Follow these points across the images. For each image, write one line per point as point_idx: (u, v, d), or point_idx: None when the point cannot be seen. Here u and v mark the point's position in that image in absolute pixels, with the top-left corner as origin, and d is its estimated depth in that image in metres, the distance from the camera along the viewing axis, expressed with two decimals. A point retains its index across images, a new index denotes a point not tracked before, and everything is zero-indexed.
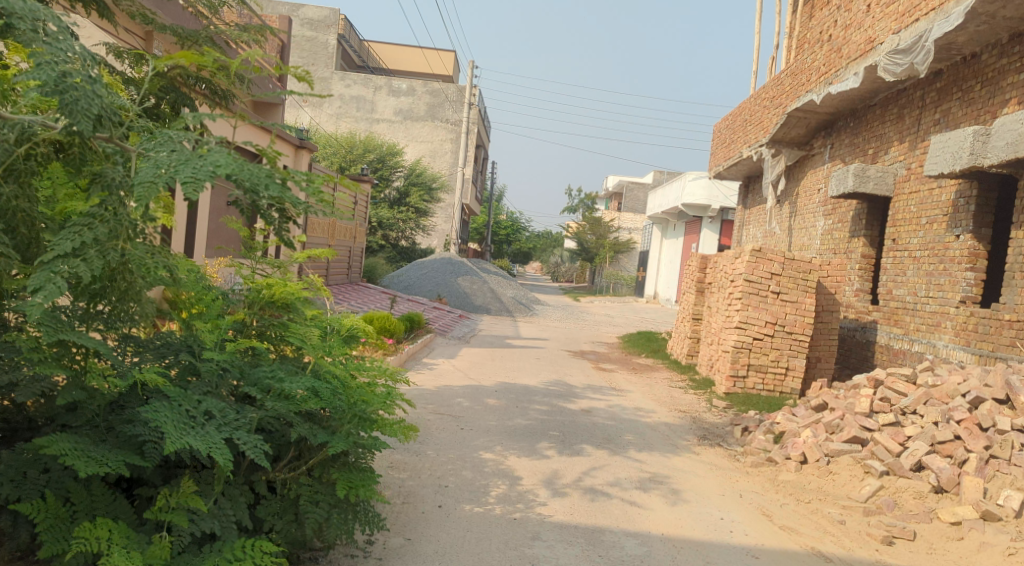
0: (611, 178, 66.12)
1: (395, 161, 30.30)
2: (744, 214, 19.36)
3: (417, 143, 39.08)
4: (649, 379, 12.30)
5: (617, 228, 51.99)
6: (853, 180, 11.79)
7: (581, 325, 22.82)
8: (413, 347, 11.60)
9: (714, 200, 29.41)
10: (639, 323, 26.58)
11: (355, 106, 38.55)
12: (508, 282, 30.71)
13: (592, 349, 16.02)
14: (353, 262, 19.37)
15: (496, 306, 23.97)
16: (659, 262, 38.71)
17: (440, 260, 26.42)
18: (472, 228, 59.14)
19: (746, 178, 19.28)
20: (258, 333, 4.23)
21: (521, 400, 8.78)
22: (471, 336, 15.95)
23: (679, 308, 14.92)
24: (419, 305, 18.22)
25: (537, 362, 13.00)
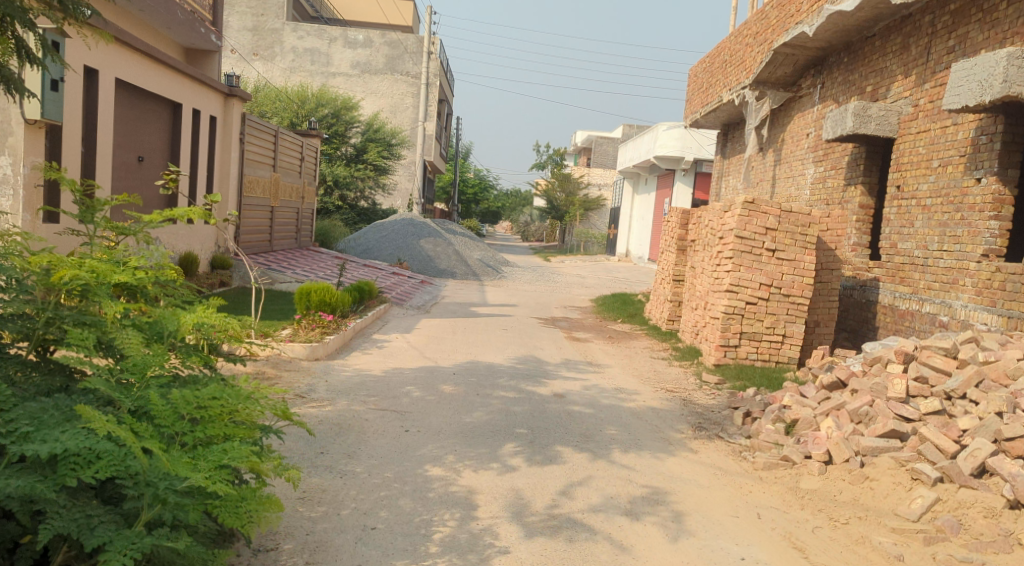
0: (580, 132, 64.41)
1: (350, 116, 28.73)
2: (723, 165, 18.08)
3: (376, 97, 37.14)
4: (627, 349, 11.09)
5: (587, 184, 50.57)
6: (853, 120, 10.51)
7: (552, 288, 21.56)
8: (361, 322, 10.26)
9: (688, 151, 28.10)
10: (612, 282, 25.36)
11: (309, 59, 36.48)
12: (475, 243, 29.30)
13: (563, 315, 14.77)
14: (302, 225, 17.90)
15: (461, 269, 22.61)
16: (630, 218, 37.44)
17: (400, 220, 24.88)
18: (438, 187, 57.39)
19: (726, 126, 17.95)
20: (57, 334, 3.77)
21: (482, 385, 7.49)
22: (432, 304, 14.61)
23: (658, 268, 13.68)
24: (375, 271, 16.83)
25: (503, 333, 11.71)
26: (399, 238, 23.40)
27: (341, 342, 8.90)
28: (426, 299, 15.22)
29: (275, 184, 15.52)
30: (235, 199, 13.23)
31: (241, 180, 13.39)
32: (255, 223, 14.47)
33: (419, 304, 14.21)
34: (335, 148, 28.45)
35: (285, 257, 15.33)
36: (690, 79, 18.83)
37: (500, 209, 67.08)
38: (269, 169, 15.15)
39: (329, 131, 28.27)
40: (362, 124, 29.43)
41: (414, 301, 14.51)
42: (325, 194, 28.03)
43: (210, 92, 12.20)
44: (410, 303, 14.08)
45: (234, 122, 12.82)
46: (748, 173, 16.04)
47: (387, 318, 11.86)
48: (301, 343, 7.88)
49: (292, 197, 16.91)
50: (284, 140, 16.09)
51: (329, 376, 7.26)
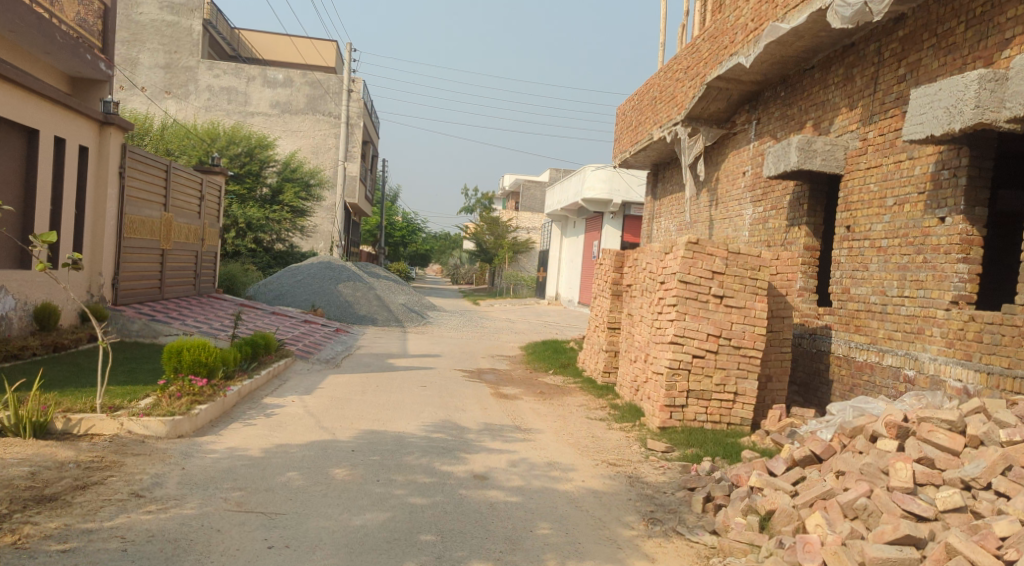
0: (508, 175, 63.73)
1: (266, 154, 27.17)
2: (655, 206, 17.11)
3: (299, 137, 35.66)
4: (559, 407, 9.84)
5: (516, 227, 49.65)
6: (797, 155, 9.39)
7: (478, 335, 20.21)
8: (250, 382, 8.82)
9: (616, 194, 27.41)
10: (543, 329, 24.16)
11: (226, 98, 34.82)
12: (398, 287, 27.85)
13: (489, 367, 13.43)
14: (201, 270, 16.23)
15: (381, 315, 21.11)
16: (559, 262, 36.49)
17: (317, 263, 23.28)
18: (364, 230, 55.67)
19: (657, 165, 17.02)
20: None
21: (382, 466, 6.11)
22: (342, 357, 13.11)
23: (592, 314, 12.55)
24: (282, 320, 15.28)
25: (418, 391, 10.30)
26: (315, 283, 21.81)
27: (218, 411, 7.44)
28: (337, 350, 13.74)
29: (167, 224, 13.93)
30: (113, 239, 11.74)
31: (120, 219, 11.90)
32: (142, 268, 12.85)
33: (328, 356, 12.75)
34: (258, 185, 27.07)
35: (177, 306, 13.69)
36: (619, 117, 17.95)
37: (429, 252, 65.59)
38: (159, 207, 13.58)
39: (241, 170, 26.62)
40: (278, 164, 27.88)
41: (324, 352, 13.05)
42: (237, 236, 26.27)
43: (81, 119, 10.81)
44: (318, 355, 12.62)
45: (110, 154, 11.41)
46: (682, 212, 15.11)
47: (285, 377, 10.37)
48: (160, 418, 6.42)
49: (189, 239, 15.28)
50: (178, 177, 14.55)
51: (190, 463, 5.79)
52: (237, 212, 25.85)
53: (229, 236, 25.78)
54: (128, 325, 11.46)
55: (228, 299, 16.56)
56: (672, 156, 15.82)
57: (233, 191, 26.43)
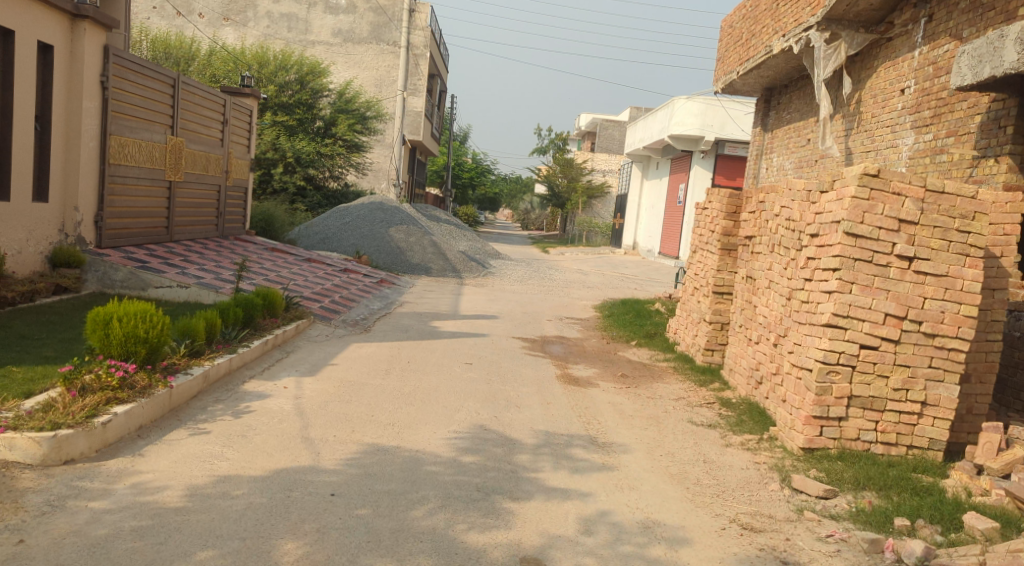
0: (584, 115, 60.24)
1: (318, 82, 24.93)
2: (766, 139, 14.10)
3: (360, 69, 32.74)
4: (650, 402, 7.26)
5: (592, 169, 46.57)
6: (1017, 50, 6.34)
7: (546, 290, 17.67)
8: (228, 361, 6.50)
9: (708, 131, 24.27)
10: (620, 283, 21.44)
11: (286, 26, 32.48)
12: (461, 233, 25.54)
13: (556, 335, 10.91)
14: (224, 208, 14.05)
15: (438, 265, 18.81)
16: (638, 207, 33.44)
17: (368, 204, 21.00)
18: (431, 170, 53.36)
19: (771, 88, 13.96)
20: None
21: (367, 537, 3.71)
22: (375, 317, 10.74)
23: (689, 273, 9.84)
24: (311, 273, 12.97)
25: (461, 370, 7.88)
26: (365, 227, 19.58)
27: (155, 412, 5.13)
28: (370, 309, 11.31)
29: (178, 150, 11.85)
30: (93, 163, 9.70)
31: (103, 139, 9.83)
32: (138, 200, 10.80)
33: (353, 317, 10.29)
34: (310, 117, 24.90)
35: (186, 250, 11.49)
36: (725, 31, 14.88)
37: (500, 195, 62.97)
38: (166, 129, 11.50)
39: (291, 99, 24.54)
40: (332, 94, 25.71)
41: (350, 312, 10.62)
42: (286, 172, 24.13)
43: (42, 10, 8.74)
44: (342, 315, 10.20)
45: (84, 59, 9.38)
46: (805, 147, 12.05)
47: (290, 348, 8.02)
48: (34, 434, 4.18)
49: (208, 171, 13.14)
50: (195, 97, 12.45)
51: (45, 533, 3.51)
52: (286, 146, 23.71)
53: (278, 172, 23.65)
54: (110, 274, 9.36)
55: (257, 245, 14.33)
56: (793, 78, 12.77)
57: (283, 124, 24.31)
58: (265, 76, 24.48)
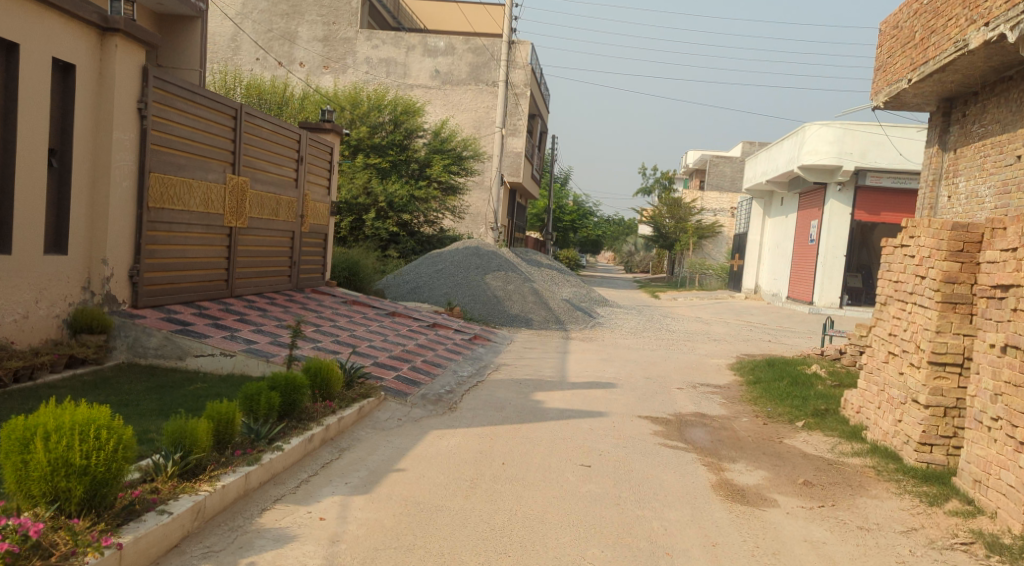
0: (690, 152, 57.54)
1: (413, 123, 23.49)
2: (947, 161, 12.28)
3: (460, 112, 31.31)
4: (867, 541, 4.80)
5: (702, 208, 43.84)
6: None
7: (666, 345, 15.27)
8: (242, 479, 4.42)
9: (846, 160, 22.45)
10: (748, 335, 18.77)
11: (385, 71, 31.42)
12: (564, 278, 23.50)
13: (694, 412, 8.55)
14: (298, 257, 12.31)
15: (539, 315, 16.83)
16: (759, 247, 30.62)
17: (463, 249, 19.22)
18: (531, 213, 51.57)
19: (951, 99, 12.14)
20: None
21: None
22: (463, 389, 8.68)
23: (891, 333, 7.35)
24: (394, 331, 11.12)
25: (577, 475, 5.64)
26: (458, 274, 17.80)
27: None
28: (460, 376, 9.30)
29: (241, 191, 10.00)
30: (128, 207, 7.84)
31: (142, 177, 7.96)
32: (186, 251, 8.90)
33: (439, 390, 8.25)
34: (404, 159, 23.43)
35: (250, 306, 9.81)
36: (889, 33, 12.57)
37: (602, 237, 60.75)
38: (227, 167, 9.61)
39: (384, 141, 23.15)
40: (428, 134, 24.26)
41: (435, 382, 8.61)
42: (378, 218, 22.65)
43: (60, 19, 6.95)
44: (424, 387, 8.20)
45: (116, 81, 7.52)
46: (1011, 164, 10.30)
47: (347, 441, 5.95)
48: None
49: (277, 216, 11.34)
50: (262, 130, 10.67)
51: None
52: (378, 190, 22.25)
53: (369, 219, 22.17)
54: (142, 340, 7.52)
55: (338, 299, 12.64)
56: (1006, 65, 10.25)
57: (377, 166, 22.91)
58: (359, 118, 23.22)
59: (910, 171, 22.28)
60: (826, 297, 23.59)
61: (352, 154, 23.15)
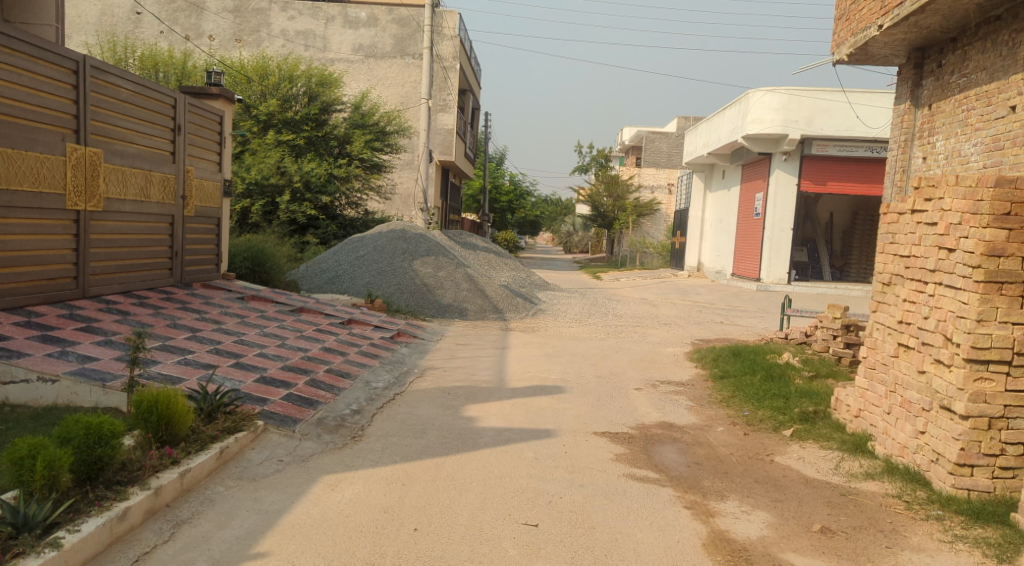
0: (626, 129, 56.21)
1: (330, 95, 21.60)
2: (920, 119, 11.23)
3: (386, 88, 29.06)
4: None
5: (639, 185, 42.59)
6: None
7: (614, 333, 13.82)
8: None
9: (791, 127, 21.30)
10: (698, 316, 17.49)
11: (303, 43, 28.99)
12: (501, 261, 21.90)
13: (659, 423, 7.05)
14: (181, 245, 10.31)
15: (474, 304, 15.20)
16: (701, 223, 29.53)
17: (389, 232, 17.29)
18: (466, 195, 49.55)
19: (925, 48, 10.99)
20: None
21: None
22: (373, 406, 6.98)
23: (907, 320, 5.93)
24: (296, 331, 9.31)
25: (520, 547, 4.00)
26: (383, 261, 15.95)
27: None
28: (372, 391, 7.52)
29: (92, 165, 8.01)
30: None
31: None
32: (7, 241, 6.91)
33: (341, 414, 6.46)
34: (323, 135, 21.46)
35: (106, 308, 7.84)
36: None
37: (540, 218, 59.34)
38: (67, 134, 7.61)
39: (298, 115, 21.09)
40: (348, 107, 22.33)
41: (337, 402, 6.79)
42: (293, 201, 20.48)
43: None
44: (321, 410, 6.41)
45: None
46: (1003, 116, 9.21)
47: (190, 507, 4.16)
48: None
49: (148, 197, 9.33)
50: (121, 92, 8.65)
51: None
52: (293, 169, 20.16)
53: (284, 202, 20.01)
54: None
55: (232, 295, 10.73)
56: (995, 3, 9.17)
57: (290, 143, 20.83)
58: (269, 91, 21.09)
59: (857, 136, 21.28)
60: (773, 273, 22.38)
61: (262, 130, 20.99)
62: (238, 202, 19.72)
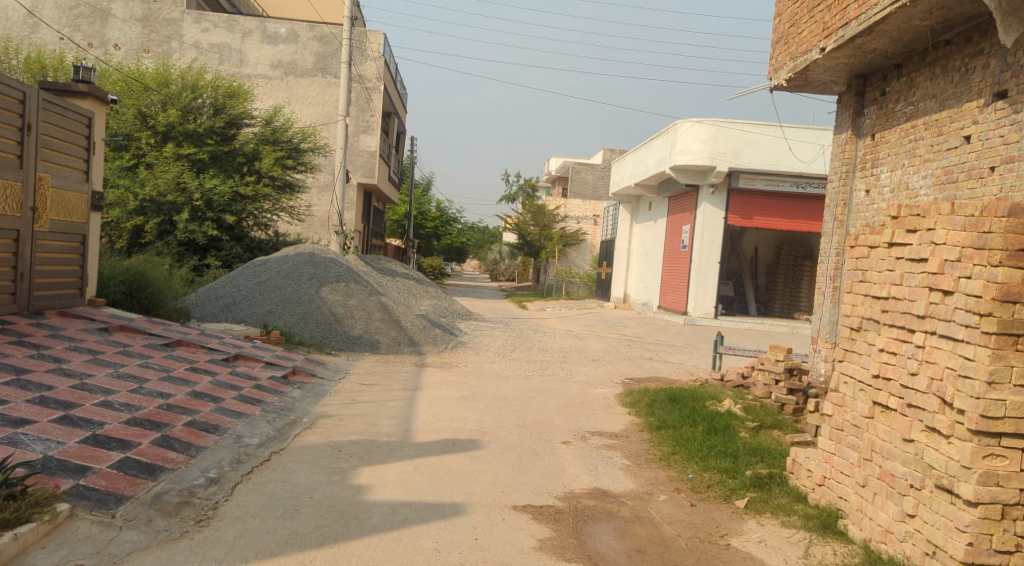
0: (554, 159, 55.58)
1: (238, 108, 20.06)
2: (862, 149, 9.89)
3: (305, 107, 27.12)
4: None
5: (565, 215, 41.86)
6: None
7: (539, 371, 12.69)
8: None
9: (718, 160, 20.53)
10: (627, 351, 16.55)
11: (216, 58, 26.71)
12: (421, 289, 20.59)
13: (589, 491, 5.94)
14: (32, 264, 8.98)
15: (388, 336, 13.83)
16: (629, 253, 28.85)
17: (295, 255, 15.72)
18: (390, 220, 47.89)
19: (867, 74, 9.79)
20: None
21: None
22: (238, 473, 5.67)
23: (884, 374, 4.93)
24: (163, 372, 7.85)
25: None
26: (287, 286, 14.42)
27: None
28: (240, 450, 6.16)
29: None
30: None
31: None
32: None
33: (190, 485, 5.17)
34: (228, 151, 19.89)
35: None
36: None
37: (465, 244, 58.16)
38: None
39: (201, 128, 19.44)
40: (258, 122, 20.78)
41: (188, 468, 5.47)
42: (194, 218, 18.77)
43: None
44: (164, 482, 5.12)
45: None
46: (956, 146, 8.07)
47: None
48: None
49: None
50: None
51: None
52: (195, 185, 18.47)
53: (182, 220, 18.27)
54: None
55: (91, 326, 9.16)
56: (946, 23, 8.03)
57: (191, 158, 19.13)
58: (170, 101, 19.36)
59: (783, 170, 20.68)
60: (700, 307, 21.68)
61: (159, 142, 19.25)
62: (130, 219, 18.08)
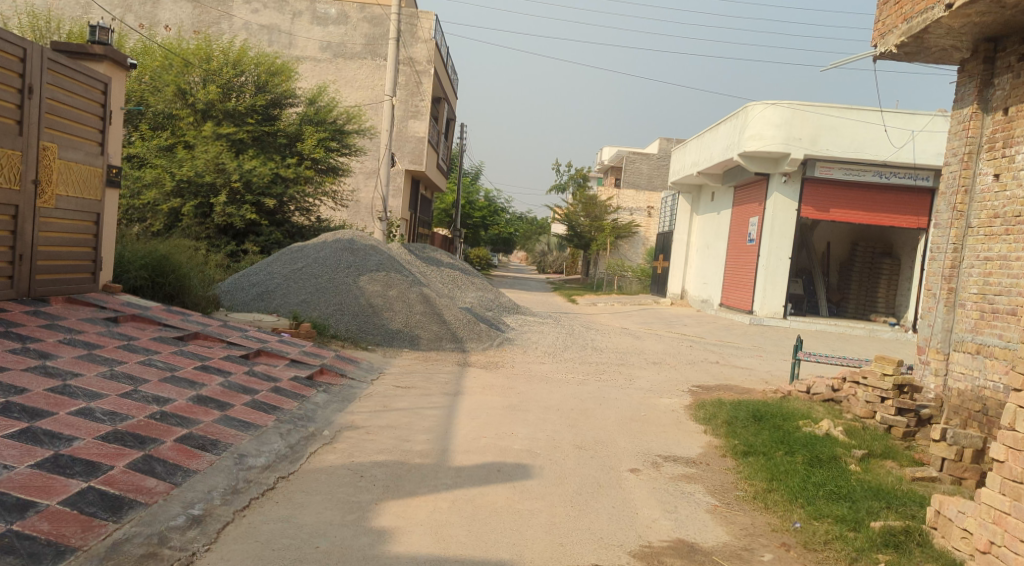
0: (607, 147, 53.98)
1: (281, 86, 19.02)
2: (991, 125, 8.38)
3: (352, 90, 26.02)
4: None
5: (618, 207, 40.35)
6: None
7: (595, 375, 11.39)
8: None
9: (794, 144, 18.97)
10: (690, 354, 15.13)
11: (266, 39, 25.83)
12: (467, 280, 19.44)
13: (672, 546, 4.67)
14: (35, 245, 7.96)
15: (429, 331, 12.70)
16: (687, 247, 27.27)
17: (334, 241, 14.61)
18: (438, 209, 46.80)
19: (1000, 36, 8.29)
20: None
21: None
22: (231, 507, 4.53)
23: None
24: (165, 372, 6.74)
25: None
26: (322, 276, 13.33)
27: None
28: (238, 476, 4.99)
29: None
30: None
31: None
32: None
33: (164, 528, 4.08)
34: (270, 131, 18.98)
35: None
36: None
37: (513, 236, 56.89)
38: None
39: (241, 107, 18.52)
40: (302, 101, 19.75)
41: (168, 503, 4.34)
42: (231, 201, 17.83)
43: None
44: (131, 523, 4.01)
45: None
46: None
47: None
48: None
49: None
50: None
51: None
52: (233, 166, 17.48)
53: (220, 202, 17.31)
54: None
55: (97, 315, 8.12)
56: None
57: (230, 137, 18.19)
58: (211, 77, 18.44)
59: (865, 159, 18.99)
60: (767, 306, 20.07)
61: (199, 120, 18.44)
62: (166, 201, 17.23)
